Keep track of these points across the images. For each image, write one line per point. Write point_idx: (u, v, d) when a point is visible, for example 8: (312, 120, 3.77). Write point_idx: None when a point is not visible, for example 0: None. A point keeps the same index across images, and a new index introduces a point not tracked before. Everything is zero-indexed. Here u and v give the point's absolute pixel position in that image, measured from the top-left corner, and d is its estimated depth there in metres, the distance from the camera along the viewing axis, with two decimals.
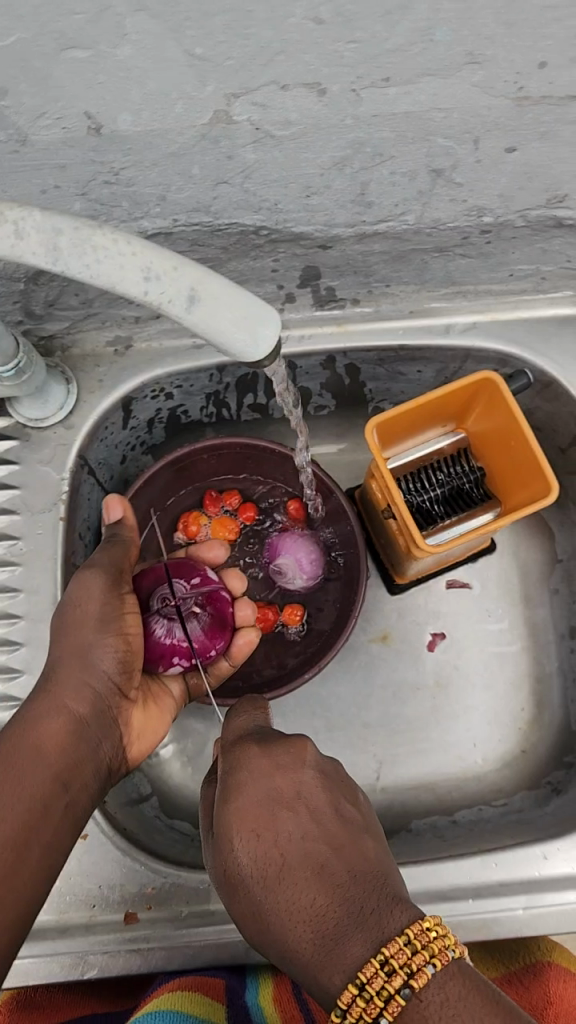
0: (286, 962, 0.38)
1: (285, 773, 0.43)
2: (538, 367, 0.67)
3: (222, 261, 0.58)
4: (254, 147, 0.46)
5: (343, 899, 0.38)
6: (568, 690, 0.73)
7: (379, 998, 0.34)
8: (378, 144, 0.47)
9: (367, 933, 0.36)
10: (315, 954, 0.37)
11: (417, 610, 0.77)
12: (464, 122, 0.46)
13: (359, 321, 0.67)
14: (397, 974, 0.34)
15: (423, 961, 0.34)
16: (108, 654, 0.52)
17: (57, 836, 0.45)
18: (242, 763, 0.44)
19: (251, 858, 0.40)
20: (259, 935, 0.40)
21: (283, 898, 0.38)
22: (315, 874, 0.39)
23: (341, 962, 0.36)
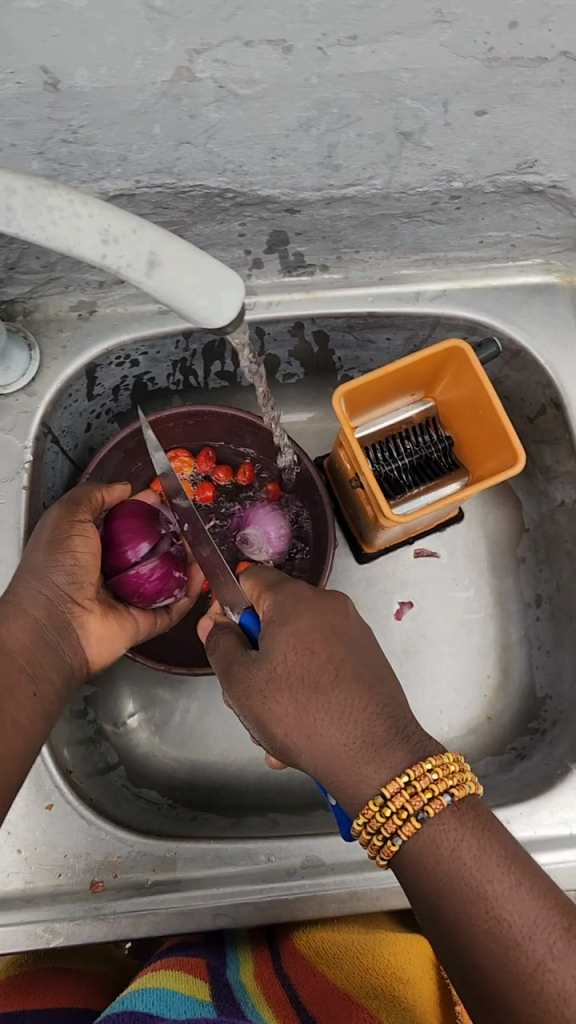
0: (320, 757, 0.44)
1: (336, 605, 0.49)
2: (506, 335, 0.67)
3: (188, 225, 0.57)
4: (217, 106, 0.45)
5: (387, 718, 0.44)
6: (533, 657, 0.74)
7: (425, 797, 0.41)
8: (345, 105, 0.46)
9: (409, 749, 0.43)
10: (364, 758, 0.43)
11: (385, 580, 0.77)
12: (432, 83, 0.45)
13: (327, 288, 0.66)
14: (442, 780, 0.42)
15: (463, 780, 0.42)
16: (60, 569, 0.54)
17: (29, 721, 0.48)
18: (292, 588, 0.50)
19: (304, 663, 0.46)
20: (297, 739, 0.45)
21: (336, 702, 0.44)
22: (363, 689, 0.45)
23: (388, 764, 0.43)
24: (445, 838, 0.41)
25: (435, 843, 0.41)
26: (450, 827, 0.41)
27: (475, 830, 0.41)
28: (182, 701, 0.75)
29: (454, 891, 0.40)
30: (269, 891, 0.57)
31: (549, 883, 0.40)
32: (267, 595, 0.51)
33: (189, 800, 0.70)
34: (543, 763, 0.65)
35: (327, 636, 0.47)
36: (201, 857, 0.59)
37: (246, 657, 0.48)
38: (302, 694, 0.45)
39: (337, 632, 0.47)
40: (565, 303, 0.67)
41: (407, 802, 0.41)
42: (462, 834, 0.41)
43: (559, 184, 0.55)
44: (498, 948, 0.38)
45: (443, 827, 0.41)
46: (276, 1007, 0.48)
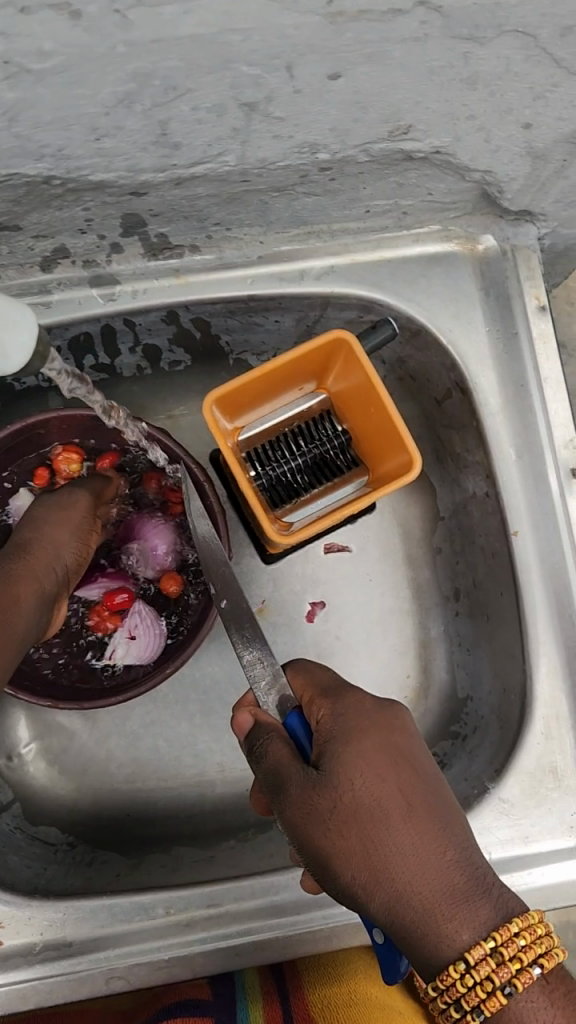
0: (393, 906, 0.38)
1: (399, 726, 0.45)
2: (404, 313, 0.60)
3: (19, 214, 0.49)
4: (10, 86, 0.37)
5: (469, 864, 0.39)
6: (454, 654, 0.69)
7: (512, 966, 0.37)
8: (168, 76, 0.38)
9: (492, 905, 0.39)
10: (442, 910, 0.38)
11: (294, 580, 0.71)
12: (269, 47, 0.37)
13: (200, 270, 0.58)
14: (531, 946, 0.38)
15: (550, 944, 0.39)
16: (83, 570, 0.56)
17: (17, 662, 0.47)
18: (354, 708, 0.45)
19: (377, 795, 0.41)
20: (363, 881, 0.39)
21: (411, 840, 0.39)
22: (439, 826, 0.40)
23: (471, 919, 0.38)
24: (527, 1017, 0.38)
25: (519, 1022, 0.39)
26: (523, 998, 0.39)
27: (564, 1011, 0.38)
28: (82, 725, 0.69)
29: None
30: (169, 948, 0.53)
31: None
32: (326, 705, 0.46)
33: (91, 834, 0.65)
34: (463, 776, 0.61)
35: (401, 763, 0.42)
36: (95, 915, 0.54)
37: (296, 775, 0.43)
38: (375, 827, 0.40)
39: (403, 756, 0.43)
40: (468, 272, 0.60)
41: (493, 969, 0.37)
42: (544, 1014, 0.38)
43: (443, 148, 0.48)
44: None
45: (530, 1004, 0.39)
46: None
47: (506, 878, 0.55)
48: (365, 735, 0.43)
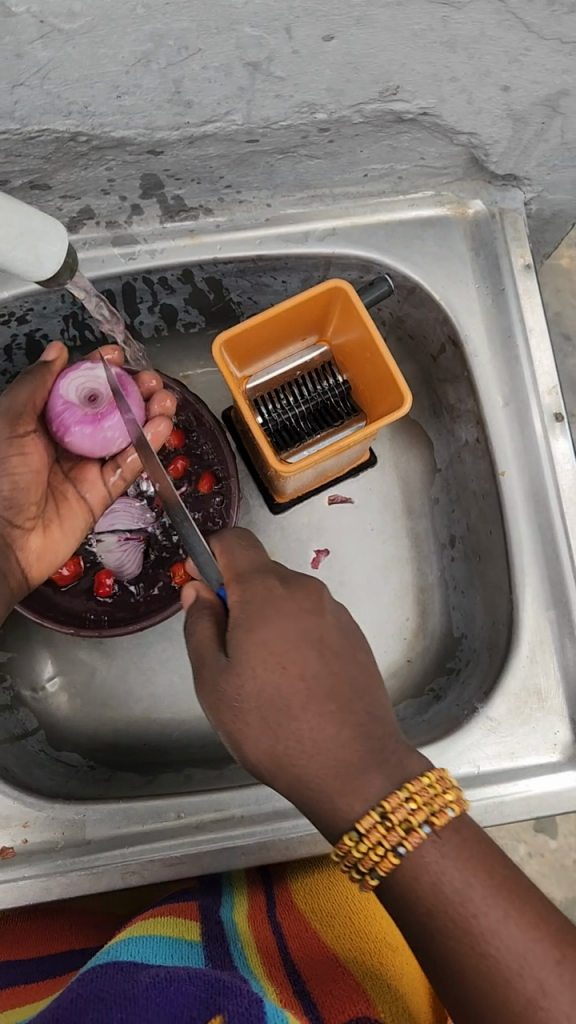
0: (294, 782, 0.43)
1: (308, 609, 0.45)
2: (400, 272, 0.65)
3: (49, 173, 0.54)
4: (44, 44, 0.42)
5: (361, 738, 0.43)
6: (449, 597, 0.74)
7: (400, 829, 0.41)
8: (180, 36, 0.43)
9: (392, 773, 0.43)
10: (337, 788, 0.42)
11: (300, 529, 0.76)
12: (268, 8, 0.42)
13: (213, 231, 0.64)
14: (420, 811, 0.41)
15: (444, 803, 0.42)
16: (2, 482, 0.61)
17: None
18: (259, 595, 0.46)
19: (262, 689, 0.43)
20: (268, 760, 0.43)
21: (309, 727, 0.42)
22: (338, 711, 0.43)
23: (361, 794, 0.42)
24: (425, 871, 0.41)
25: (413, 875, 0.41)
26: (432, 860, 0.41)
27: (457, 860, 0.41)
28: (102, 662, 0.75)
29: (437, 925, 0.40)
30: (180, 846, 0.58)
31: (541, 905, 0.40)
32: (239, 590, 0.46)
33: (110, 757, 0.70)
34: (455, 703, 0.66)
35: (306, 647, 0.44)
36: (112, 817, 0.59)
37: (211, 662, 0.44)
38: (266, 719, 0.43)
39: (316, 637, 0.45)
40: (459, 234, 0.65)
41: (382, 837, 0.41)
42: (448, 863, 0.41)
43: (429, 110, 0.53)
44: (485, 982, 0.38)
45: (420, 861, 0.41)
46: (261, 956, 0.51)
47: (493, 787, 0.59)
48: (271, 622, 0.44)
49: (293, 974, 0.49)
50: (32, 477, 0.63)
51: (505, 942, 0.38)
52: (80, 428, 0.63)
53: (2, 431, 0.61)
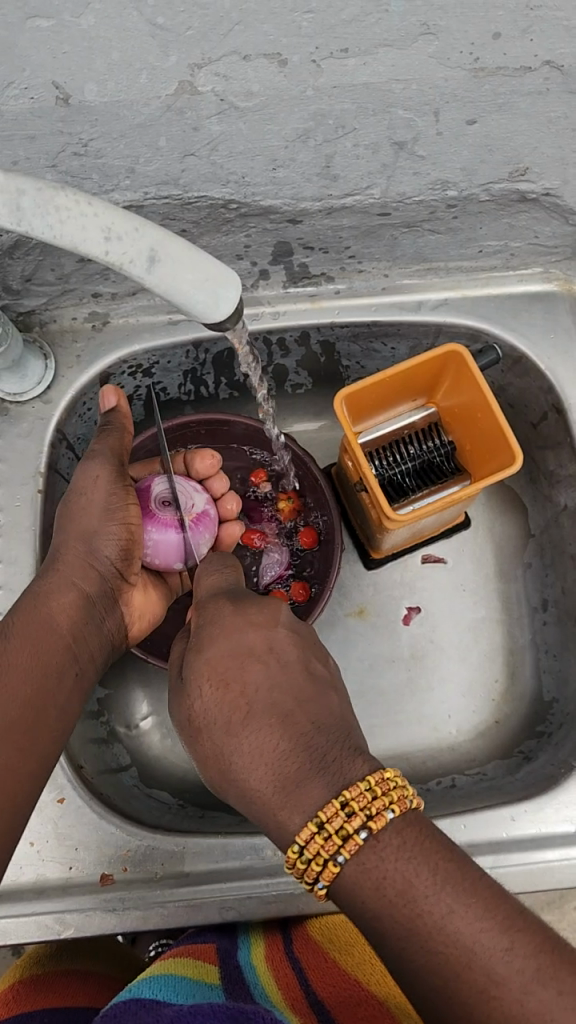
0: (246, 801, 0.42)
1: (258, 629, 0.47)
2: (507, 342, 0.68)
3: (195, 237, 0.59)
4: (219, 119, 0.47)
5: (305, 747, 0.40)
6: (539, 662, 0.75)
7: (337, 839, 0.37)
8: (340, 116, 0.48)
9: (330, 782, 0.39)
10: (278, 802, 0.40)
11: (393, 585, 0.78)
12: (422, 95, 0.47)
13: (332, 298, 0.68)
14: (356, 815, 0.37)
15: (382, 806, 0.37)
16: (111, 543, 0.56)
17: (66, 698, 0.49)
18: (217, 618, 0.48)
19: (217, 705, 0.44)
20: (221, 780, 0.43)
21: (247, 740, 0.42)
22: (279, 721, 0.42)
23: (300, 804, 0.39)
24: (370, 874, 0.36)
25: (360, 879, 0.36)
26: (373, 864, 0.36)
27: (398, 861, 0.36)
28: None
29: (387, 927, 0.35)
30: (275, 886, 0.59)
31: (490, 891, 0.35)
32: (198, 618, 0.50)
33: (201, 795, 0.71)
34: (548, 763, 0.66)
35: (242, 662, 0.45)
36: (210, 852, 0.60)
37: (176, 691, 0.48)
38: (217, 736, 0.43)
39: (259, 654, 0.46)
40: (564, 310, 0.69)
41: (319, 846, 0.37)
42: (389, 864, 0.36)
43: (552, 191, 0.57)
44: (437, 985, 0.33)
45: (364, 867, 0.36)
46: (284, 989, 0.51)
47: None
48: (220, 640, 0.46)
49: (317, 1004, 0.49)
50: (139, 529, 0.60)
51: (458, 931, 0.33)
52: (161, 534, 0.61)
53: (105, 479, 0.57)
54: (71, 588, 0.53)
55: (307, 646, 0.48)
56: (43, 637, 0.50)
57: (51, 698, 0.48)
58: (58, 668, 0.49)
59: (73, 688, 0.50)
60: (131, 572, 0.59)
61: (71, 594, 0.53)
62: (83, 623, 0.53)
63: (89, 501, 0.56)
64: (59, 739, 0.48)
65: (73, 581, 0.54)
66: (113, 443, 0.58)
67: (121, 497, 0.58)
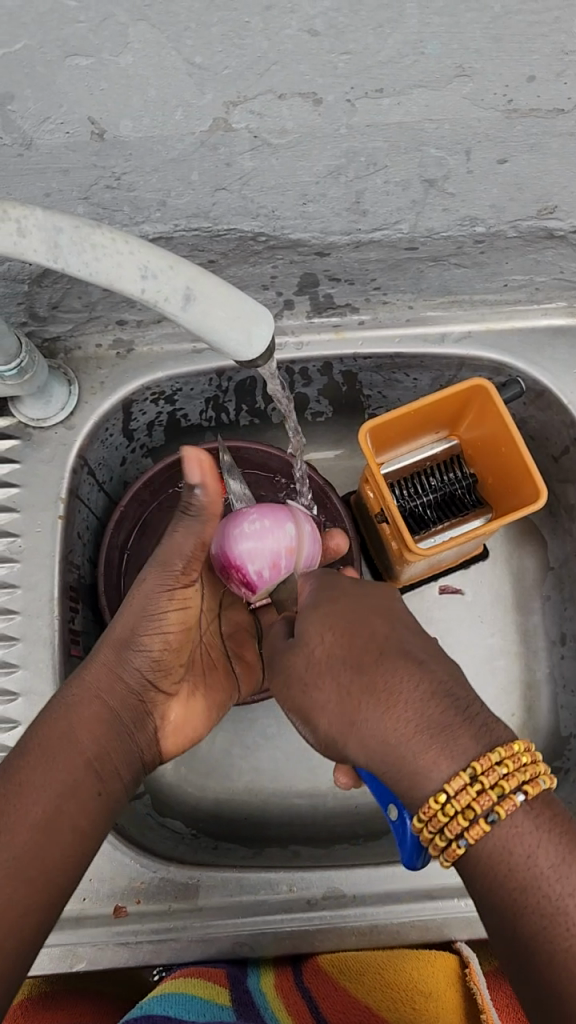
0: (368, 756, 0.41)
1: (375, 609, 0.47)
2: (530, 376, 0.68)
3: (222, 267, 0.59)
4: (252, 155, 0.48)
5: (436, 703, 0.40)
6: (557, 697, 0.74)
7: (492, 792, 0.36)
8: (372, 154, 0.48)
9: (478, 733, 0.39)
10: (408, 756, 0.39)
11: (410, 615, 0.77)
12: (455, 134, 0.47)
13: (356, 329, 0.68)
14: (501, 785, 0.36)
15: (521, 780, 0.37)
16: (145, 648, 0.51)
17: (87, 828, 0.44)
18: (332, 595, 0.49)
19: (338, 663, 0.44)
20: (344, 734, 0.42)
21: (373, 688, 0.41)
22: (407, 675, 0.41)
23: (439, 755, 0.38)
24: (520, 842, 0.36)
25: (499, 855, 0.36)
26: (512, 840, 0.36)
27: (553, 836, 0.36)
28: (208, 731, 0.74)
29: (519, 907, 0.35)
30: (290, 921, 0.59)
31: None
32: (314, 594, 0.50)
33: (211, 826, 0.70)
34: (566, 801, 0.65)
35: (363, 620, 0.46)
36: (225, 885, 0.60)
37: (288, 645, 0.48)
38: (340, 687, 0.43)
39: (381, 625, 0.45)
40: None
41: (458, 808, 0.37)
42: (533, 843, 0.36)
43: None
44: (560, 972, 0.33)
45: (507, 840, 0.36)
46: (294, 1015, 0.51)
47: None
48: (339, 604, 0.47)
49: None
50: (182, 633, 0.54)
51: None
52: None
53: (155, 579, 0.50)
54: (97, 695, 0.48)
55: (422, 630, 0.48)
56: (60, 757, 0.44)
57: (65, 826, 0.43)
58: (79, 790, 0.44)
59: (98, 819, 0.45)
60: (166, 678, 0.53)
61: (99, 704, 0.48)
62: (110, 740, 0.47)
63: (135, 601, 0.50)
64: (70, 875, 0.42)
65: (106, 688, 0.49)
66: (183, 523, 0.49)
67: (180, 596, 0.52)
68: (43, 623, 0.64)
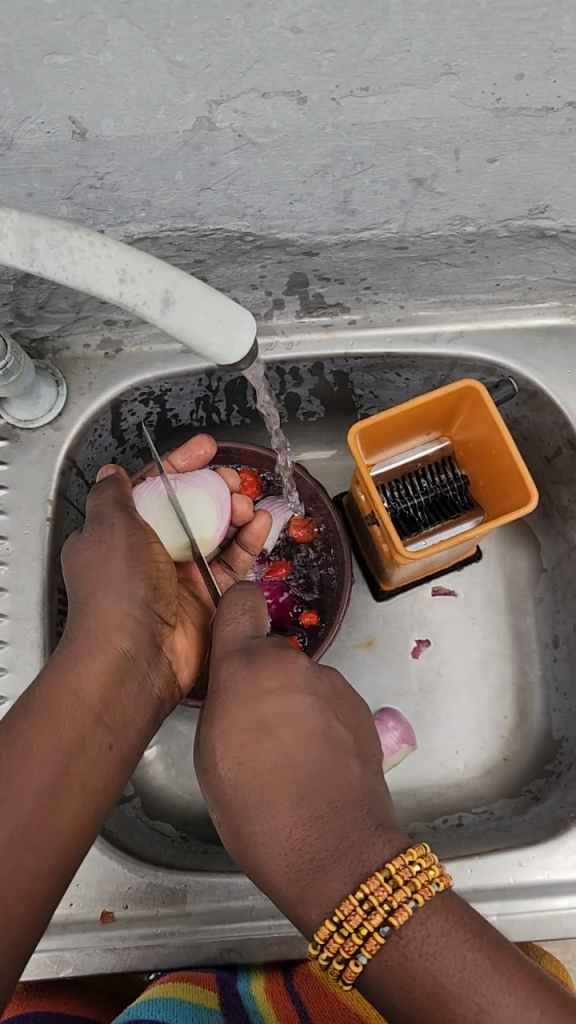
0: (270, 892, 0.42)
1: (269, 697, 0.45)
2: (523, 376, 0.68)
3: (209, 268, 0.58)
4: (236, 154, 0.47)
5: (320, 829, 0.40)
6: (550, 699, 0.73)
7: (357, 938, 0.36)
8: (358, 153, 0.47)
9: (349, 869, 0.38)
10: (292, 891, 0.40)
11: (402, 616, 0.76)
12: (443, 132, 0.46)
13: (346, 328, 0.68)
14: (376, 913, 0.36)
15: (404, 898, 0.36)
16: (140, 591, 0.51)
17: (99, 778, 0.45)
18: (230, 681, 0.47)
19: (232, 781, 0.43)
20: (241, 861, 0.43)
21: (260, 823, 0.42)
22: (295, 799, 0.41)
23: (321, 897, 0.38)
24: (395, 973, 0.36)
25: (384, 978, 0.36)
26: (395, 961, 0.36)
27: (430, 949, 0.35)
28: None
29: None
30: (278, 928, 0.58)
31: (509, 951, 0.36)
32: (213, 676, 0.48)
33: (203, 829, 0.69)
34: (558, 806, 0.65)
35: (280, 772, 0.43)
36: (212, 891, 0.59)
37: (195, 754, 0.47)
38: (231, 814, 0.43)
39: (278, 725, 0.44)
40: None
41: (337, 942, 0.37)
42: (416, 963, 0.35)
43: (572, 228, 0.56)
44: None
45: (387, 966, 0.36)
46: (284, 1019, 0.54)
47: None
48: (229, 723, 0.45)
49: None
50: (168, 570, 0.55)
51: None
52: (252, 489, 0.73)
53: (126, 524, 0.53)
54: (110, 643, 0.49)
55: (323, 702, 0.46)
56: (69, 706, 0.45)
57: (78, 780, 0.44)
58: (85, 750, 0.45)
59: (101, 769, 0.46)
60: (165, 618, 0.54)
61: (109, 653, 0.48)
62: (120, 689, 0.48)
63: (112, 547, 0.52)
64: (85, 824, 0.44)
65: (114, 634, 0.49)
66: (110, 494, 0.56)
67: (142, 545, 0.53)
68: (30, 626, 0.63)
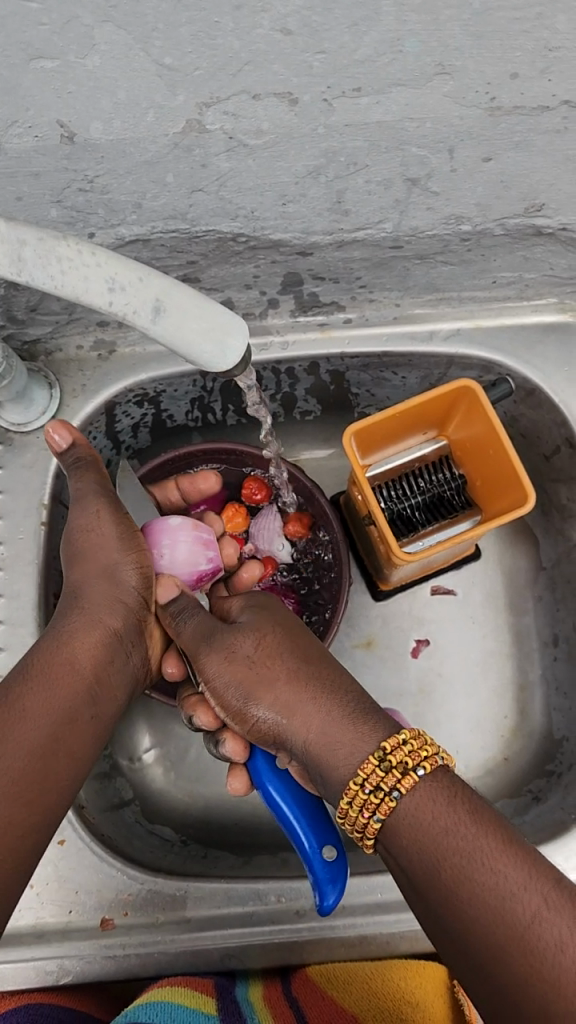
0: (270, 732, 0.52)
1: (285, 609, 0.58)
2: (520, 373, 0.67)
3: (201, 268, 0.58)
4: (228, 156, 0.46)
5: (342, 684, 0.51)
6: (551, 698, 0.73)
7: (397, 770, 0.45)
8: (352, 154, 0.47)
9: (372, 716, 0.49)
10: (327, 733, 0.48)
11: (401, 616, 0.76)
12: (436, 132, 0.46)
13: (341, 327, 0.67)
14: (418, 754, 0.45)
15: (434, 749, 0.46)
16: (133, 574, 0.55)
17: (86, 742, 0.50)
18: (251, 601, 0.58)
19: (260, 663, 0.52)
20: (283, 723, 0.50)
21: (292, 684, 0.51)
22: (323, 674, 0.52)
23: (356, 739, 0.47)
24: (440, 821, 0.43)
25: (422, 812, 0.44)
26: (429, 796, 0.44)
27: (464, 807, 0.44)
28: (198, 736, 0.73)
29: (459, 880, 0.42)
30: (279, 932, 0.58)
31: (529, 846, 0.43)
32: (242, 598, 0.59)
33: (203, 833, 0.69)
34: (558, 807, 0.65)
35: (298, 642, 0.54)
36: (213, 897, 0.59)
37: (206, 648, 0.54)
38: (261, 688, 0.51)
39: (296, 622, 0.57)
40: None
41: (386, 775, 0.45)
42: (454, 811, 0.43)
43: (568, 226, 0.55)
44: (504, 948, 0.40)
45: (429, 802, 0.44)
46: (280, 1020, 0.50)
47: None
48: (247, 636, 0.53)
49: None
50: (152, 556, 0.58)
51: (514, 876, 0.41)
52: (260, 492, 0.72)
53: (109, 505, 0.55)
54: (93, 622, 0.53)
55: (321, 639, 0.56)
56: (62, 680, 0.49)
57: (70, 745, 0.48)
58: (60, 795, 0.47)
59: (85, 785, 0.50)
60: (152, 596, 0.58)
61: (95, 635, 0.52)
62: (107, 663, 0.53)
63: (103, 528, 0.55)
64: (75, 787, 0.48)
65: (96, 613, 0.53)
66: (94, 475, 0.56)
67: (128, 531, 0.56)
68: (26, 632, 0.63)
